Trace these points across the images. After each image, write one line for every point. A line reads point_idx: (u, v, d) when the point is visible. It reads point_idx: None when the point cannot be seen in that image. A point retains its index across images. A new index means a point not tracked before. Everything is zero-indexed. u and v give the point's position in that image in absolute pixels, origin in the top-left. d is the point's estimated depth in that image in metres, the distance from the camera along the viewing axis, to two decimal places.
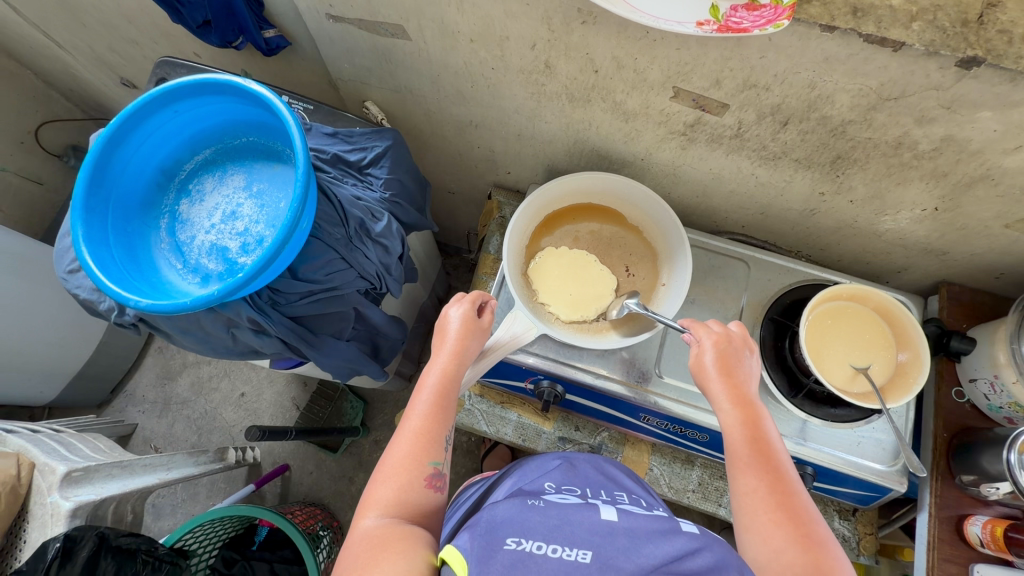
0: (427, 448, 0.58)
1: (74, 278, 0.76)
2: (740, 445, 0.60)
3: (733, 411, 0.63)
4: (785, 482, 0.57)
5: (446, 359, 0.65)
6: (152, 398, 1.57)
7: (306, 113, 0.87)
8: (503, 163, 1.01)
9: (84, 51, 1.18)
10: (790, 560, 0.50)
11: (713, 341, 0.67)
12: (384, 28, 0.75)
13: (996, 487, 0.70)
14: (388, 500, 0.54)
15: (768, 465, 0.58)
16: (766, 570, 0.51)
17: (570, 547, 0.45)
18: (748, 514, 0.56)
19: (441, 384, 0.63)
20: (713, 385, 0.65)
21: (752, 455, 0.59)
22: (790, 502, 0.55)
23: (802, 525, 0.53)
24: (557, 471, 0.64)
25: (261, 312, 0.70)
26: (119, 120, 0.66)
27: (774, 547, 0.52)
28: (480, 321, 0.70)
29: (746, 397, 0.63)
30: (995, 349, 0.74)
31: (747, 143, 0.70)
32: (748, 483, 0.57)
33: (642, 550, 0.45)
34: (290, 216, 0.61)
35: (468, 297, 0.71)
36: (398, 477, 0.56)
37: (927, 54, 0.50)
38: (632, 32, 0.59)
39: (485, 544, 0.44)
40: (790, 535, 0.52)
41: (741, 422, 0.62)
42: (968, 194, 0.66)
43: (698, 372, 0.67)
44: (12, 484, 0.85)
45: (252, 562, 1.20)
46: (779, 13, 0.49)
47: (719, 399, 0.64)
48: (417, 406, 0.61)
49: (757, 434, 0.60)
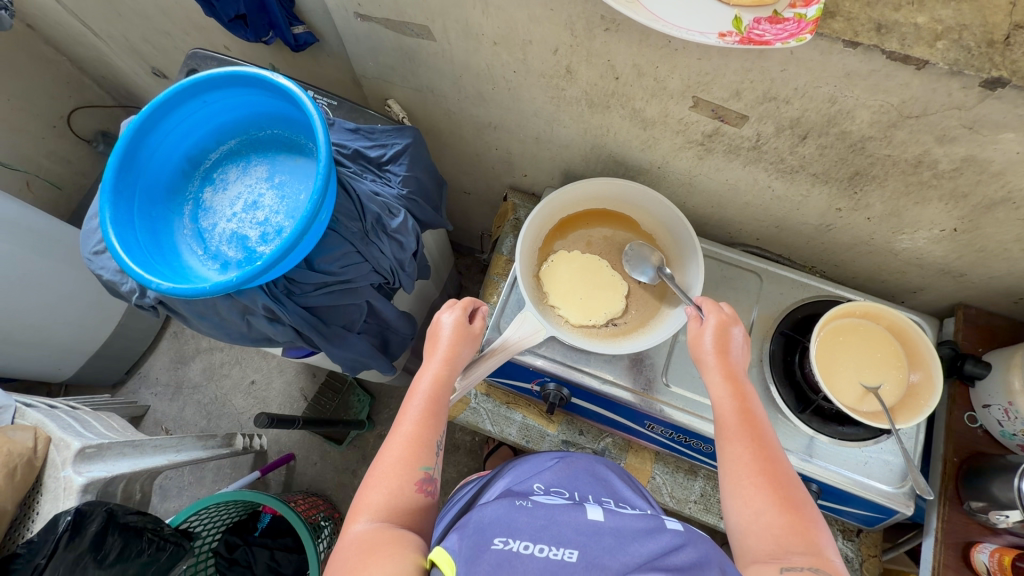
0: (417, 453, 0.59)
1: (99, 260, 0.78)
2: (730, 415, 0.62)
3: (723, 384, 0.65)
4: (768, 449, 0.59)
5: (439, 365, 0.66)
6: (165, 381, 1.60)
7: (330, 108, 0.88)
8: (520, 166, 1.02)
9: (118, 40, 1.22)
10: (769, 522, 0.53)
11: (718, 321, 0.68)
12: (411, 28, 0.76)
13: (1005, 514, 0.69)
14: (378, 504, 0.55)
15: (755, 435, 0.60)
16: (748, 534, 0.54)
17: (556, 547, 0.45)
18: (732, 479, 0.58)
19: (433, 391, 0.64)
20: (708, 359, 0.67)
21: (741, 425, 0.61)
22: (773, 468, 0.57)
23: (784, 488, 0.56)
24: (548, 472, 0.65)
25: (276, 301, 0.72)
26: (151, 108, 0.68)
27: (754, 509, 0.55)
28: (471, 328, 0.70)
29: (735, 373, 0.65)
30: (1010, 376, 0.73)
31: (766, 155, 0.70)
32: (735, 450, 0.59)
33: (627, 549, 0.46)
34: (309, 209, 0.63)
35: (459, 303, 0.71)
36: (388, 481, 0.56)
37: (951, 73, 0.50)
38: (654, 40, 0.59)
39: (472, 544, 0.45)
40: (769, 498, 0.55)
41: (730, 393, 0.64)
42: (988, 216, 0.65)
43: (697, 350, 0.68)
44: (28, 456, 0.87)
45: (253, 548, 1.23)
46: (803, 26, 0.49)
47: (712, 371, 0.66)
48: (409, 412, 0.63)
49: (745, 404, 0.63)
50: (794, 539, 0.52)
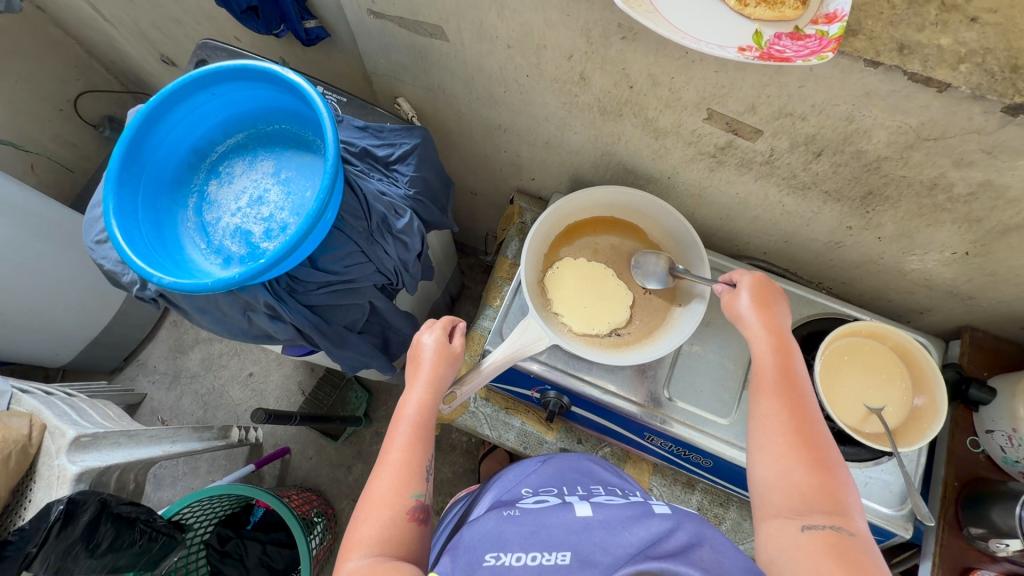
0: (407, 480, 0.58)
1: (101, 249, 0.77)
2: (770, 371, 0.61)
3: (765, 339, 0.63)
4: (805, 408, 0.58)
5: (423, 390, 0.65)
6: (163, 369, 1.59)
7: (339, 105, 0.87)
8: (528, 170, 1.01)
9: (128, 26, 1.21)
10: (798, 480, 0.53)
11: (753, 280, 0.68)
12: (424, 28, 0.75)
13: (1005, 543, 0.69)
14: (371, 538, 0.54)
15: (792, 393, 0.59)
16: (773, 489, 0.54)
17: (548, 552, 0.45)
18: (764, 435, 0.58)
19: (419, 415, 0.64)
20: (747, 318, 0.66)
21: (779, 382, 0.60)
22: (808, 427, 0.57)
23: (816, 449, 0.55)
24: (535, 475, 0.66)
25: (278, 299, 0.72)
26: (158, 98, 0.67)
27: (784, 466, 0.55)
28: (452, 347, 0.68)
29: (780, 327, 0.64)
30: (1015, 402, 0.72)
31: (778, 170, 0.69)
32: (769, 407, 0.59)
33: (618, 540, 0.45)
34: (315, 207, 0.62)
35: (438, 323, 0.70)
36: (381, 512, 0.56)
37: (972, 97, 0.49)
38: (671, 50, 0.58)
39: (464, 565, 0.45)
40: (801, 457, 0.55)
41: (771, 349, 0.63)
42: (1002, 241, 0.65)
43: (732, 311, 0.68)
44: (23, 443, 0.87)
45: (245, 541, 1.23)
46: (824, 44, 0.48)
47: (755, 328, 0.64)
48: (396, 439, 0.62)
49: (788, 364, 0.61)
50: (819, 498, 0.52)
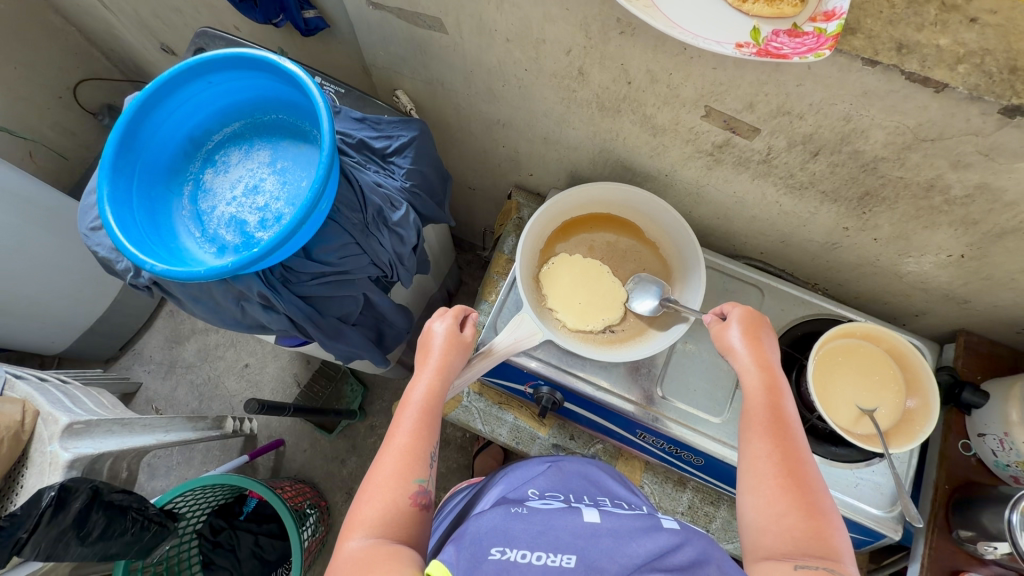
0: (411, 465, 0.58)
1: (95, 236, 0.77)
2: (761, 410, 0.61)
3: (758, 374, 0.63)
4: (795, 449, 0.58)
5: (432, 375, 0.66)
6: (159, 359, 1.59)
7: (337, 96, 0.87)
8: (526, 165, 1.01)
9: (129, 15, 1.21)
10: (791, 524, 0.52)
11: (743, 314, 0.68)
12: (423, 20, 0.75)
13: (993, 545, 0.68)
14: (372, 520, 0.54)
15: (783, 433, 0.59)
16: (765, 533, 0.53)
17: (554, 553, 0.45)
18: (756, 476, 0.57)
19: (427, 401, 0.64)
20: (739, 352, 0.66)
21: (771, 421, 0.60)
22: (800, 468, 0.56)
23: (808, 492, 0.55)
24: (542, 478, 0.65)
25: (272, 289, 0.71)
26: (155, 85, 0.67)
27: (777, 510, 0.54)
28: (463, 337, 0.70)
29: (771, 364, 0.64)
30: (1008, 406, 0.72)
31: (776, 169, 0.69)
32: (763, 448, 0.58)
33: (625, 549, 0.46)
34: (310, 197, 0.62)
35: (450, 312, 0.71)
36: (384, 493, 0.56)
37: (970, 98, 0.49)
38: (670, 46, 0.58)
39: (470, 556, 0.44)
40: (794, 500, 0.54)
41: (763, 386, 0.62)
42: (998, 244, 0.65)
43: (723, 343, 0.68)
44: (16, 429, 0.86)
45: (238, 532, 1.23)
46: (821, 42, 0.48)
47: (747, 362, 0.64)
48: (402, 423, 0.62)
49: (779, 404, 0.61)
50: (813, 543, 0.51)
